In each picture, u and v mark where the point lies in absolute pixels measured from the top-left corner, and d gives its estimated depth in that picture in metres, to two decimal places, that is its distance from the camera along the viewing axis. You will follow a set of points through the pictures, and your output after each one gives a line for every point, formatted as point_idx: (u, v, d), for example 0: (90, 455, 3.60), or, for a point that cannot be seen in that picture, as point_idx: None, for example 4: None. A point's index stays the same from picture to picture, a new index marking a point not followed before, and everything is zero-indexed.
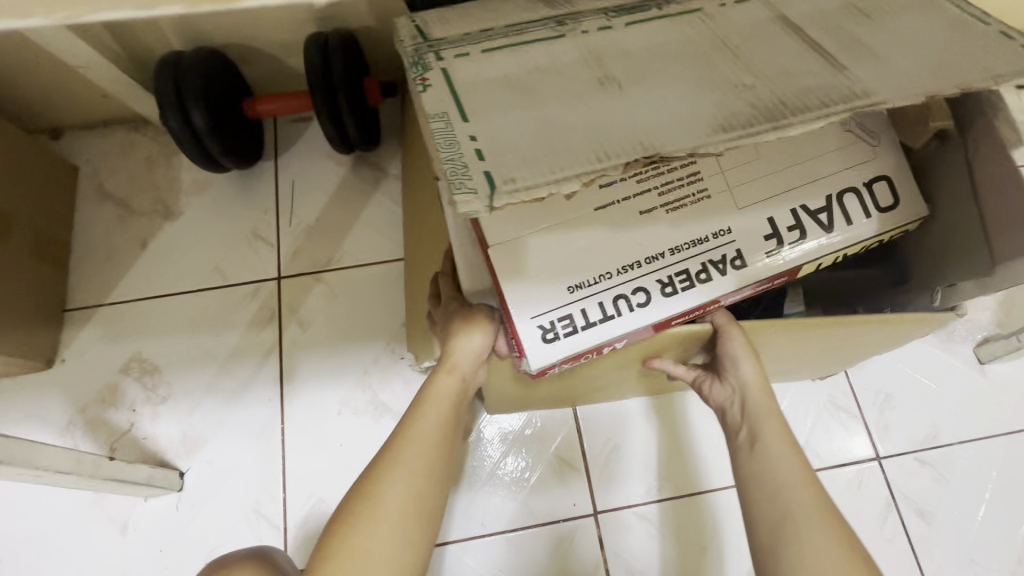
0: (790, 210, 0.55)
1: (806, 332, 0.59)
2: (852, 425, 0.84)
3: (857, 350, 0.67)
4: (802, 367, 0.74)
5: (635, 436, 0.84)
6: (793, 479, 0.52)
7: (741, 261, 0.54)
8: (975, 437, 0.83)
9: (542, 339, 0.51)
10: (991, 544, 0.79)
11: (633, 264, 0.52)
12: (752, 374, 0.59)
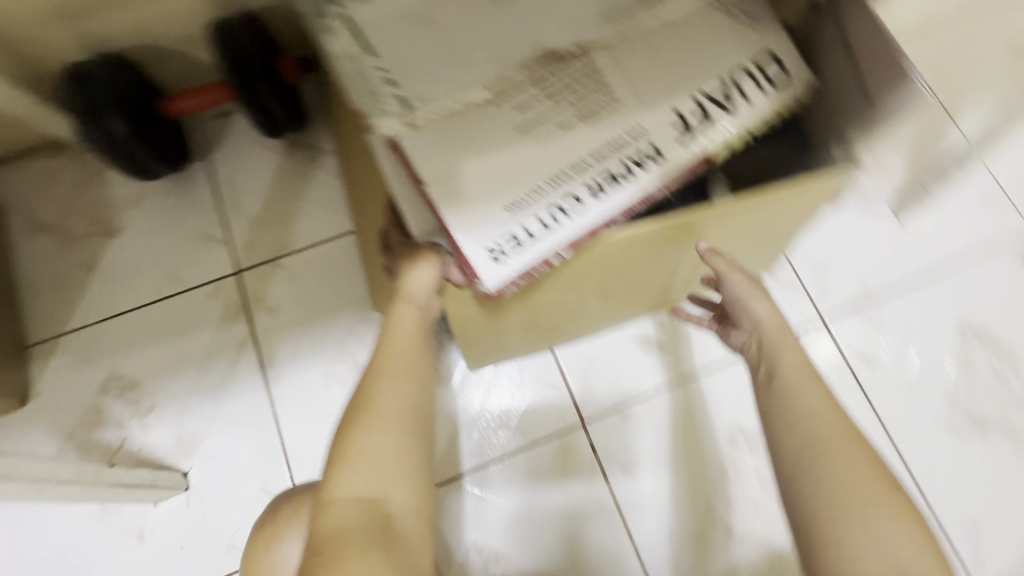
0: (692, 99, 0.59)
1: (737, 213, 0.64)
2: (796, 296, 0.91)
3: (784, 224, 0.73)
4: (742, 255, 0.79)
5: (606, 347, 0.89)
6: (814, 408, 0.53)
7: (657, 154, 0.58)
8: (902, 286, 0.93)
9: (491, 259, 0.54)
10: (930, 373, 0.88)
11: (561, 175, 0.56)
12: (764, 309, 0.64)
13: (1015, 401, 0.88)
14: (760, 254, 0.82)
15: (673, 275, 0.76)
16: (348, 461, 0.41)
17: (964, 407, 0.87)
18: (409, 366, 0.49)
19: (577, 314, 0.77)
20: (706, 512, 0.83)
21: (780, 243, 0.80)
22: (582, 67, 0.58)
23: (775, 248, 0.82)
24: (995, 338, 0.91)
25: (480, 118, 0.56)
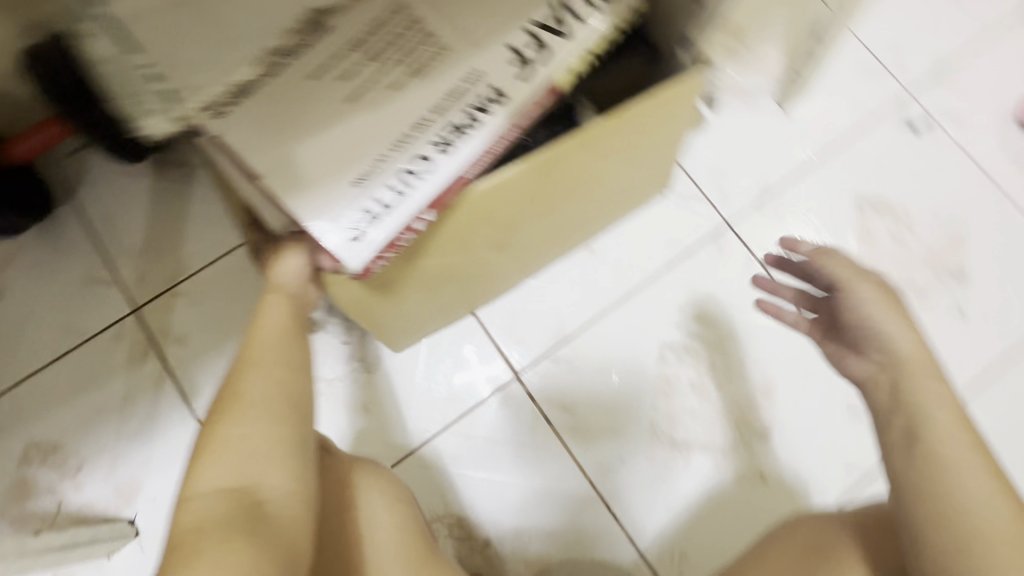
0: (525, 30, 0.56)
1: (602, 139, 0.64)
2: (699, 206, 0.93)
3: (657, 141, 0.74)
4: (628, 179, 0.80)
5: (524, 298, 0.90)
6: (964, 448, 0.50)
7: (500, 96, 0.56)
8: (797, 173, 0.95)
9: (349, 239, 0.55)
10: (835, 251, 0.92)
11: (404, 137, 0.55)
12: (908, 343, 0.57)
13: (916, 259, 0.92)
14: (647, 173, 0.83)
15: (562, 213, 0.76)
16: (214, 453, 0.43)
17: (870, 276, 0.91)
18: (279, 355, 0.51)
19: (481, 272, 0.77)
20: (650, 432, 0.86)
21: (662, 159, 0.81)
22: (398, 15, 0.53)
23: (660, 164, 0.82)
24: (890, 203, 0.94)
25: (301, 94, 0.52)
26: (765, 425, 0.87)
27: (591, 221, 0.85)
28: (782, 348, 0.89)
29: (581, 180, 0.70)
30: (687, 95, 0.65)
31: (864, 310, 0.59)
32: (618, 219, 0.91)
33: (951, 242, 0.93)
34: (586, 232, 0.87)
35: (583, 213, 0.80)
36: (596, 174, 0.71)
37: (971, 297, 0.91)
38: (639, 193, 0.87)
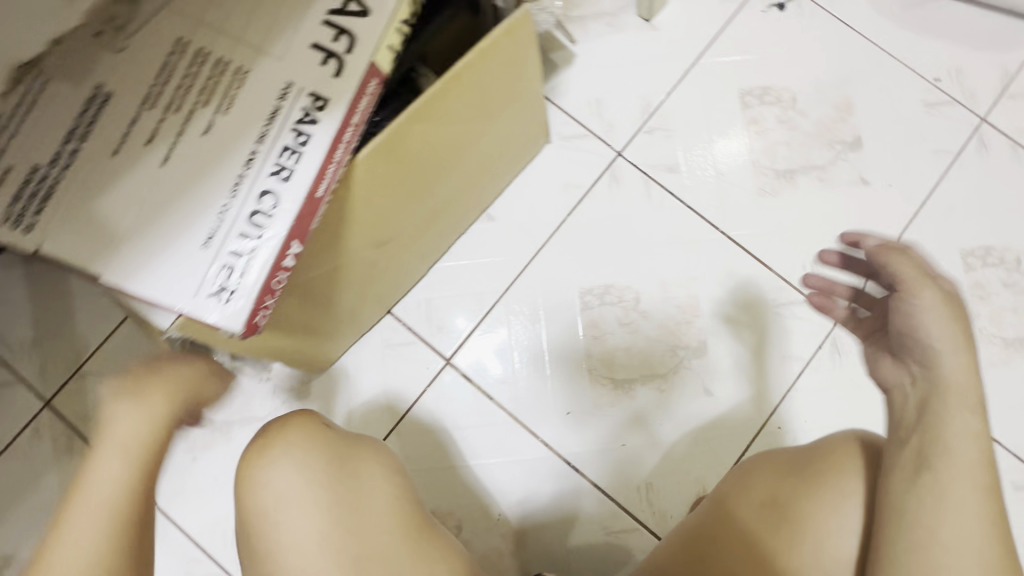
0: (322, 25, 0.53)
1: (446, 104, 0.61)
2: (586, 142, 0.90)
3: (513, 92, 0.71)
4: (500, 137, 0.76)
5: (437, 284, 0.88)
6: (968, 466, 0.44)
7: (322, 100, 0.52)
8: (676, 83, 0.92)
9: (221, 301, 0.49)
10: (729, 153, 0.90)
11: (238, 179, 0.50)
12: (960, 364, 0.47)
13: (809, 139, 0.91)
14: (521, 127, 0.80)
15: (437, 187, 0.72)
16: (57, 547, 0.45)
17: (769, 168, 0.90)
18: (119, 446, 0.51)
19: (374, 269, 0.75)
20: (588, 377, 0.85)
21: (530, 109, 0.78)
22: (185, 54, 0.51)
23: (531, 115, 0.80)
24: (774, 89, 0.92)
25: (118, 176, 0.48)
26: (702, 340, 0.85)
27: (478, 188, 0.82)
28: (699, 262, 0.87)
29: (440, 148, 0.67)
30: (519, 34, 0.62)
31: (924, 325, 0.48)
32: (509, 177, 0.88)
33: (841, 113, 0.91)
34: (478, 200, 0.85)
35: (461, 180, 0.76)
36: (454, 139, 0.68)
37: (871, 162, 0.90)
38: (520, 146, 0.84)
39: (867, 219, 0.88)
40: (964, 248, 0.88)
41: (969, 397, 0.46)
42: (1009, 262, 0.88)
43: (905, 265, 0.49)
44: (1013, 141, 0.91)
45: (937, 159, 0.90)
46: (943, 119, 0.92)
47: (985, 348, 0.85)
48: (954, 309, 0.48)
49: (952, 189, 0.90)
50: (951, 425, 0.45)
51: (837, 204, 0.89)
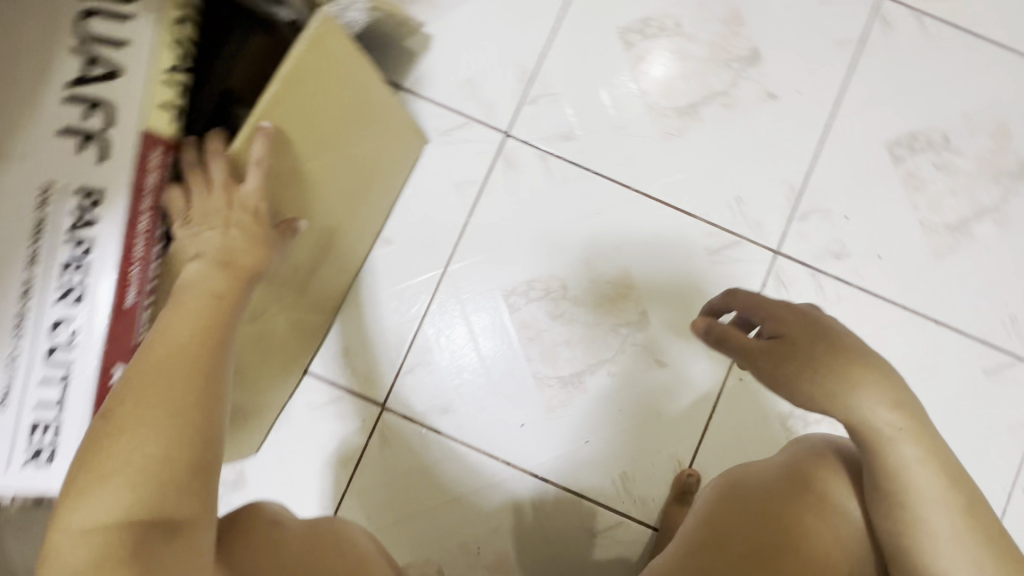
0: (63, 106, 0.44)
1: (276, 152, 0.52)
2: (468, 131, 0.81)
3: (354, 107, 0.61)
4: (361, 157, 0.67)
5: (349, 327, 0.80)
6: (939, 487, 0.46)
7: (94, 195, 0.44)
8: (548, 39, 0.82)
9: (46, 462, 0.43)
10: (625, 103, 0.82)
11: (19, 316, 0.43)
12: (867, 395, 0.45)
13: (704, 65, 0.83)
14: (385, 138, 0.70)
15: (303, 233, 0.62)
16: (102, 456, 0.38)
17: (669, 107, 0.82)
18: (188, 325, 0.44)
19: (262, 342, 0.66)
20: (534, 383, 0.79)
21: (386, 116, 0.69)
22: None
23: (391, 120, 0.70)
24: (655, 19, 0.83)
25: None
26: (642, 312, 0.79)
27: (357, 217, 0.72)
28: (620, 230, 0.80)
29: (287, 193, 0.56)
30: (327, 42, 0.53)
31: (788, 384, 0.47)
32: (394, 193, 0.79)
33: (731, 27, 0.83)
34: (365, 228, 0.76)
35: (331, 216, 0.66)
36: (300, 177, 0.57)
37: (774, 74, 0.82)
38: (394, 157, 0.75)
39: (783, 136, 0.82)
40: (888, 140, 0.82)
41: (911, 423, 0.46)
42: (937, 142, 0.82)
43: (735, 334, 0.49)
44: (915, 10, 0.84)
45: (842, 50, 0.83)
46: (840, 4, 0.84)
47: (930, 239, 0.81)
48: (796, 357, 0.46)
49: (863, 80, 0.83)
50: (909, 455, 0.46)
51: (748, 128, 0.82)
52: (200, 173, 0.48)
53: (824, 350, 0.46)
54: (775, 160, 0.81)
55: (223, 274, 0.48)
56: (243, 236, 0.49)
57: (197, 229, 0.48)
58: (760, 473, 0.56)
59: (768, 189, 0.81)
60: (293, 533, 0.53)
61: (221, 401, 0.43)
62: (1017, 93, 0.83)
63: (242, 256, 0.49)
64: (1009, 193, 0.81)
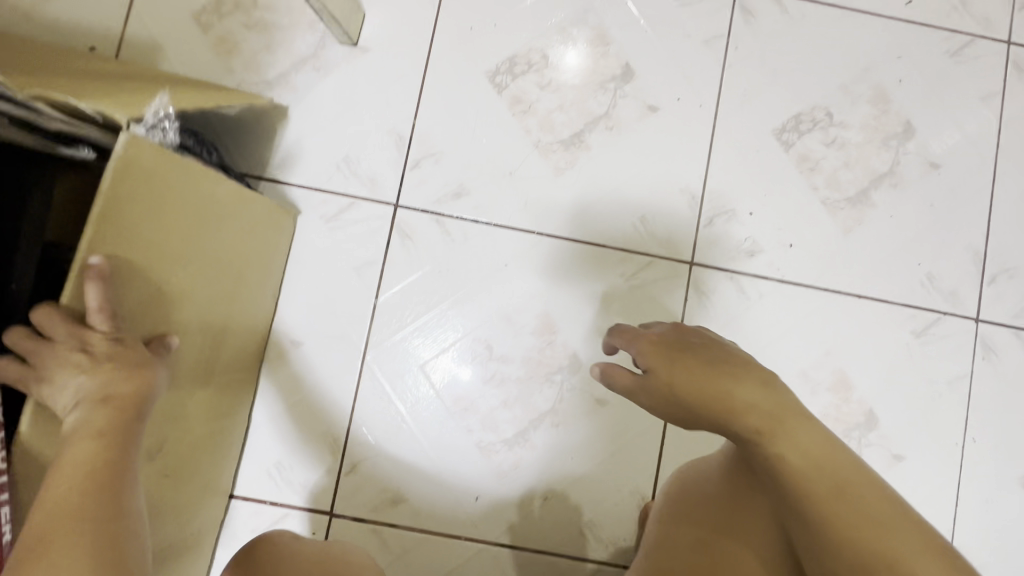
0: None
1: (126, 286, 0.50)
2: (356, 211, 0.78)
3: (201, 214, 0.58)
4: (226, 257, 0.63)
5: (279, 439, 0.77)
6: (820, 466, 0.47)
7: None
8: (418, 98, 0.80)
9: None
10: (511, 148, 0.80)
11: None
12: (720, 404, 0.48)
13: (580, 91, 0.81)
14: (250, 230, 0.67)
15: (176, 358, 0.58)
16: None
17: (553, 142, 0.80)
18: (76, 465, 0.45)
19: (167, 483, 0.62)
20: (481, 452, 0.77)
21: (246, 210, 0.65)
22: None
23: (250, 209, 0.66)
24: (521, 56, 0.81)
25: None
26: (573, 354, 0.78)
27: (240, 314, 0.69)
28: (532, 277, 0.78)
29: (139, 324, 0.52)
30: (141, 166, 0.49)
31: (670, 412, 0.50)
32: (276, 274, 0.76)
33: (597, 48, 0.82)
34: (253, 323, 0.73)
35: (207, 326, 0.63)
36: (151, 304, 0.54)
37: (650, 86, 0.81)
38: (266, 244, 0.71)
39: (672, 145, 0.81)
40: (775, 127, 0.82)
41: (775, 419, 0.48)
42: (822, 119, 0.82)
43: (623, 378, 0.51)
44: None
45: (711, 49, 0.82)
46: (700, 3, 0.83)
47: (836, 216, 0.81)
48: (670, 391, 0.49)
49: (738, 73, 0.82)
50: (777, 450, 0.48)
51: (636, 145, 0.81)
52: (38, 341, 0.45)
53: (694, 373, 0.48)
54: (669, 171, 0.81)
55: (104, 411, 0.47)
56: (118, 369, 0.47)
57: (60, 382, 0.46)
58: (705, 477, 0.61)
59: (669, 201, 0.80)
60: (313, 546, 0.57)
61: (123, 511, 0.46)
62: (885, 55, 0.83)
63: (122, 386, 0.48)
64: (900, 154, 0.82)
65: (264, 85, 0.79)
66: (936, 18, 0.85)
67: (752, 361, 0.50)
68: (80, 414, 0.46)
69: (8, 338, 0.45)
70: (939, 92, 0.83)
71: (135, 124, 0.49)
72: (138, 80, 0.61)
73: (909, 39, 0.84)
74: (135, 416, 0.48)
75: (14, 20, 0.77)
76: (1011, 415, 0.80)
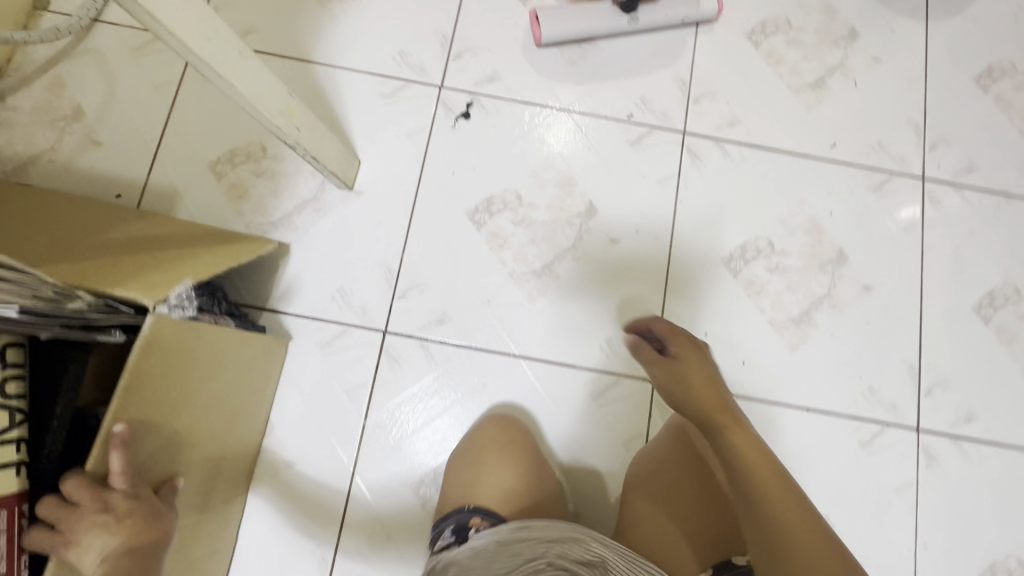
0: None
1: (142, 440, 0.57)
2: (348, 337, 0.86)
3: (210, 364, 0.65)
4: (229, 394, 0.70)
5: (271, 556, 0.81)
6: (757, 461, 0.57)
7: None
8: (406, 235, 0.90)
9: None
10: (489, 278, 0.89)
11: None
12: (695, 392, 0.64)
13: (549, 226, 0.91)
14: (251, 363, 0.74)
15: (180, 497, 0.64)
16: None
17: (527, 272, 0.89)
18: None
19: None
20: None
21: (248, 347, 0.73)
22: None
23: (251, 344, 0.74)
24: (497, 196, 0.92)
25: None
26: (548, 467, 0.84)
27: (236, 442, 0.75)
28: (508, 393, 0.86)
29: (150, 472, 0.58)
30: (160, 340, 0.57)
31: (665, 385, 0.68)
32: (269, 395, 0.83)
33: (565, 188, 0.93)
34: (246, 447, 0.79)
35: (209, 459, 0.69)
36: (162, 453, 0.60)
37: (612, 221, 0.92)
38: (263, 373, 0.79)
39: (635, 272, 0.91)
40: (724, 257, 0.92)
41: (718, 412, 0.62)
42: (764, 249, 0.93)
43: (646, 353, 0.72)
44: (716, 138, 0.96)
45: (663, 187, 0.94)
46: (653, 148, 0.95)
47: (783, 335, 0.90)
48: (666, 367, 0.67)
49: (688, 208, 0.94)
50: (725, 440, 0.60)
51: (603, 273, 0.90)
52: (65, 510, 0.51)
53: (685, 364, 0.66)
54: (632, 295, 0.90)
55: (129, 558, 0.52)
56: (137, 524, 0.53)
57: (86, 546, 0.51)
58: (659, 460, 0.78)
59: (633, 323, 0.89)
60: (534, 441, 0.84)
61: None
62: (817, 191, 0.95)
63: (142, 536, 0.53)
64: (836, 278, 0.92)
65: (269, 225, 0.89)
66: (859, 158, 0.97)
67: (718, 375, 0.66)
68: (108, 559, 0.52)
69: (41, 509, 0.50)
70: (866, 223, 0.95)
71: (160, 305, 0.57)
72: (162, 246, 0.70)
73: (837, 177, 0.96)
74: (158, 549, 0.55)
75: (51, 173, 0.88)
76: (959, 522, 0.86)
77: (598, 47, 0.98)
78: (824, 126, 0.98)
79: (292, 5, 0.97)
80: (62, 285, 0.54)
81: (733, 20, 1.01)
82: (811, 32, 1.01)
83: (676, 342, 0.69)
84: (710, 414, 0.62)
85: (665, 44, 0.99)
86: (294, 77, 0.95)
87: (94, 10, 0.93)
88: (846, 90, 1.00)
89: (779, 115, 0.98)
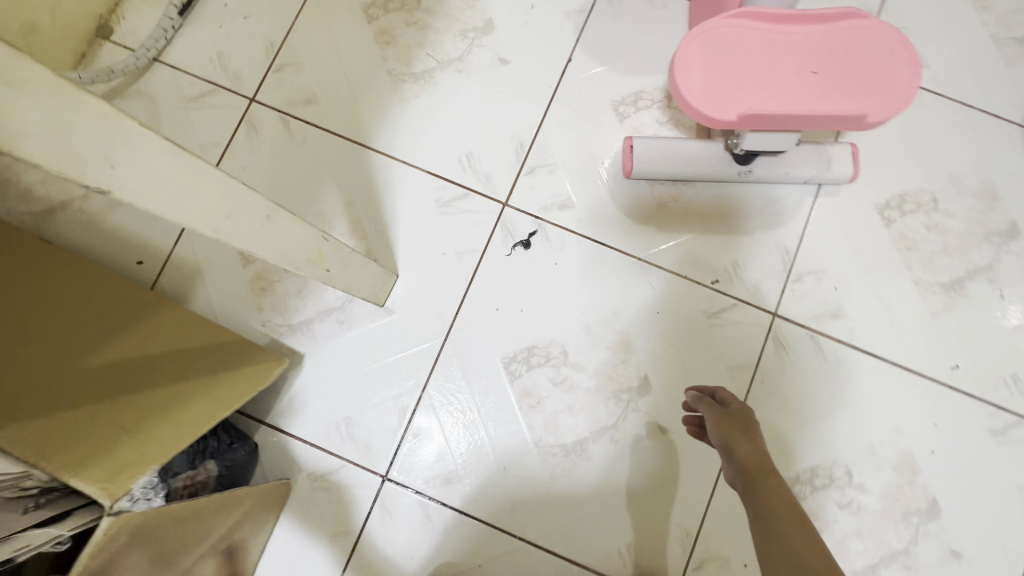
0: None
1: None
2: (344, 476, 0.78)
3: (172, 544, 0.55)
4: (210, 565, 0.62)
5: None
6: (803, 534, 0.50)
7: None
8: (430, 371, 0.80)
9: None
10: (511, 443, 0.78)
11: None
12: (746, 450, 0.58)
13: (591, 395, 0.79)
14: (242, 522, 0.66)
15: None
16: None
17: (555, 444, 0.78)
18: None
19: None
20: None
21: (240, 508, 0.64)
22: None
23: (251, 502, 0.67)
24: (540, 347, 0.80)
25: None
26: None
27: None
28: None
29: None
30: (135, 529, 0.50)
31: (724, 436, 0.60)
32: (265, 541, 0.75)
33: (619, 353, 0.80)
34: None
35: None
36: None
37: (665, 405, 0.79)
38: (256, 526, 0.70)
39: (678, 473, 0.78)
40: (788, 477, 0.78)
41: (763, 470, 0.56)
42: (840, 478, 0.77)
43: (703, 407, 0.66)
44: (811, 329, 0.81)
45: (734, 376, 0.80)
46: (733, 326, 0.81)
47: None
48: (734, 421, 0.61)
49: (759, 407, 0.79)
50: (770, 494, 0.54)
51: (640, 465, 0.78)
52: None
53: (752, 429, 0.61)
54: (669, 497, 0.77)
55: None
56: None
57: None
58: None
59: (663, 533, 0.76)
60: None
61: None
62: (920, 422, 0.79)
63: None
64: (919, 534, 0.76)
65: (287, 328, 0.81)
66: (984, 390, 0.79)
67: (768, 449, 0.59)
68: None
69: None
70: (972, 474, 0.78)
71: (118, 501, 0.49)
72: (152, 378, 0.61)
73: (950, 408, 0.79)
74: None
75: (79, 226, 0.83)
76: None
77: (694, 189, 0.83)
78: (949, 341, 0.80)
79: (362, 78, 0.87)
80: (15, 468, 0.47)
81: (867, 187, 0.83)
82: (960, 218, 0.83)
83: (739, 402, 0.65)
84: (764, 466, 0.56)
85: (776, 199, 0.83)
86: (347, 162, 0.85)
87: (154, 51, 0.86)
88: (988, 299, 0.81)
89: (894, 316, 0.81)
